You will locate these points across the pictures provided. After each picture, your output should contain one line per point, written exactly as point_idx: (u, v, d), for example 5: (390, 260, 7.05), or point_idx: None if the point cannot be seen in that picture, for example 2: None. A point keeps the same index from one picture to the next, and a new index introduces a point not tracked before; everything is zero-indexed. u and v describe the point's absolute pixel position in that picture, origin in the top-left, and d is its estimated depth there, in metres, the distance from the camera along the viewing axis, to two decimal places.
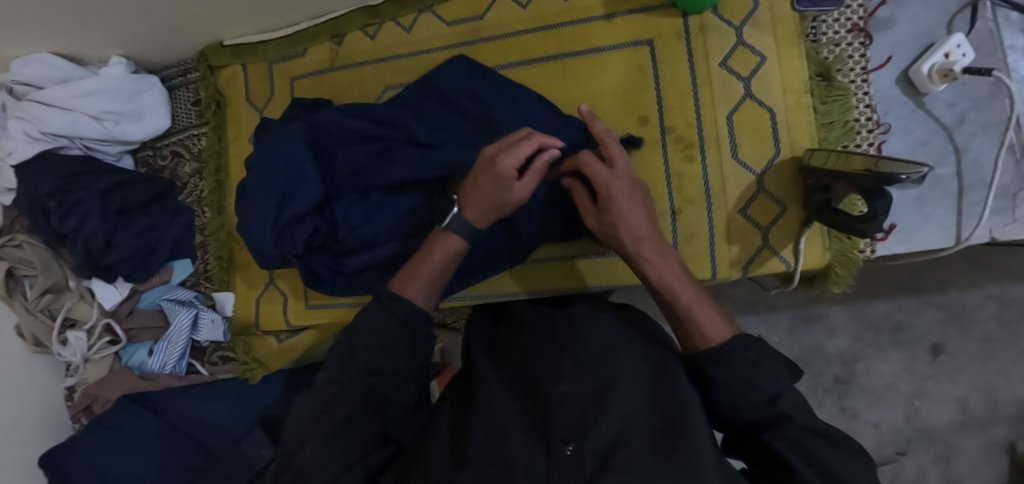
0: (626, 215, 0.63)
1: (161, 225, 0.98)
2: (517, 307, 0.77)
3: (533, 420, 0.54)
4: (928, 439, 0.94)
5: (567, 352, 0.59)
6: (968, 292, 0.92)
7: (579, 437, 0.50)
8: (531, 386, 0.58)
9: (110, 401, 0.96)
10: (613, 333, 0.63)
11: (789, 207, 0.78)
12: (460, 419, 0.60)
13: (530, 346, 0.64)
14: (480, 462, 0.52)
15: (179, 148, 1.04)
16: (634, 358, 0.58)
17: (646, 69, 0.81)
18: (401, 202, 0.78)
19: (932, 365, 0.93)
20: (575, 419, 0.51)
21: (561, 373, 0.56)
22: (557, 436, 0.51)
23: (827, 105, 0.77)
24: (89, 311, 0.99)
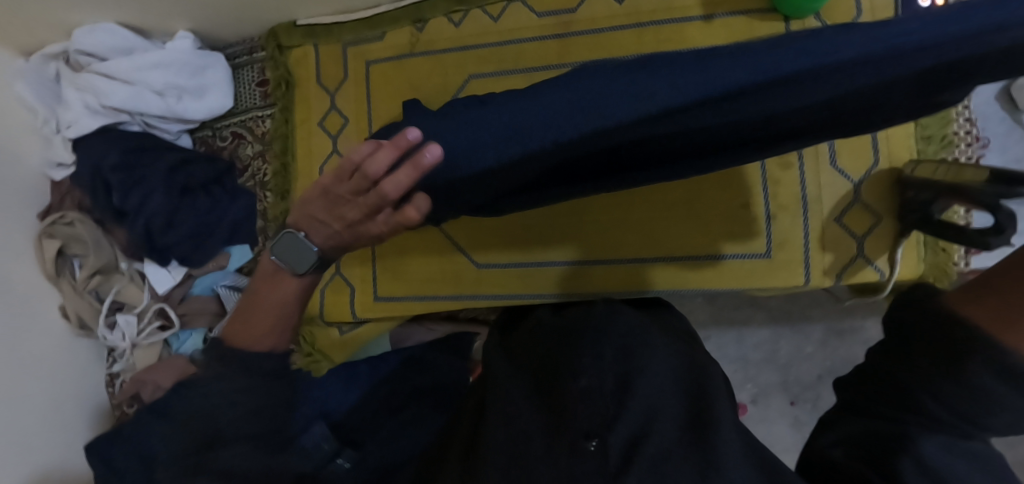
0: None
1: (221, 208, 0.94)
2: (536, 313, 0.74)
3: (547, 412, 0.51)
4: None
5: (586, 349, 0.57)
6: None
7: (601, 434, 0.47)
8: (548, 383, 0.55)
9: (160, 387, 0.91)
10: (629, 334, 0.60)
11: (884, 217, 0.77)
12: (474, 424, 0.57)
13: (547, 344, 0.62)
14: (497, 459, 0.48)
15: (240, 130, 1.00)
16: (655, 356, 0.56)
17: None
18: None
19: None
20: (596, 412, 0.49)
21: (580, 370, 0.54)
22: (578, 430, 0.47)
23: (927, 118, 0.77)
24: (139, 295, 0.95)
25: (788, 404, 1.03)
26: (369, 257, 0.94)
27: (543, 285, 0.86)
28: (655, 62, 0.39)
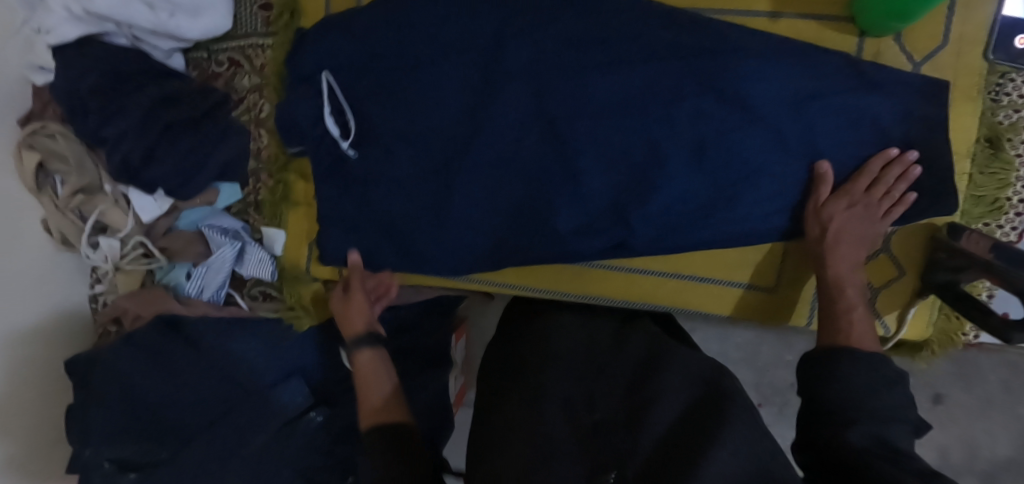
0: (870, 193, 0.69)
1: (210, 145, 0.86)
2: (550, 329, 0.77)
3: (573, 432, 0.58)
4: None
5: (611, 380, 0.64)
6: None
7: (619, 468, 0.53)
8: (577, 406, 0.61)
9: (140, 316, 0.91)
10: (641, 367, 0.65)
11: (907, 273, 0.73)
12: (498, 445, 0.61)
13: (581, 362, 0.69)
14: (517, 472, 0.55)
15: (237, 57, 0.90)
16: (672, 379, 0.61)
17: (803, 95, 0.72)
18: (624, 163, 0.78)
19: None
20: (617, 444, 0.55)
21: (599, 400, 0.61)
22: (598, 462, 0.54)
23: (984, 177, 0.70)
24: (124, 220, 0.92)
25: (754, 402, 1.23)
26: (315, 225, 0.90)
27: (569, 284, 0.86)
28: (697, 133, 0.75)
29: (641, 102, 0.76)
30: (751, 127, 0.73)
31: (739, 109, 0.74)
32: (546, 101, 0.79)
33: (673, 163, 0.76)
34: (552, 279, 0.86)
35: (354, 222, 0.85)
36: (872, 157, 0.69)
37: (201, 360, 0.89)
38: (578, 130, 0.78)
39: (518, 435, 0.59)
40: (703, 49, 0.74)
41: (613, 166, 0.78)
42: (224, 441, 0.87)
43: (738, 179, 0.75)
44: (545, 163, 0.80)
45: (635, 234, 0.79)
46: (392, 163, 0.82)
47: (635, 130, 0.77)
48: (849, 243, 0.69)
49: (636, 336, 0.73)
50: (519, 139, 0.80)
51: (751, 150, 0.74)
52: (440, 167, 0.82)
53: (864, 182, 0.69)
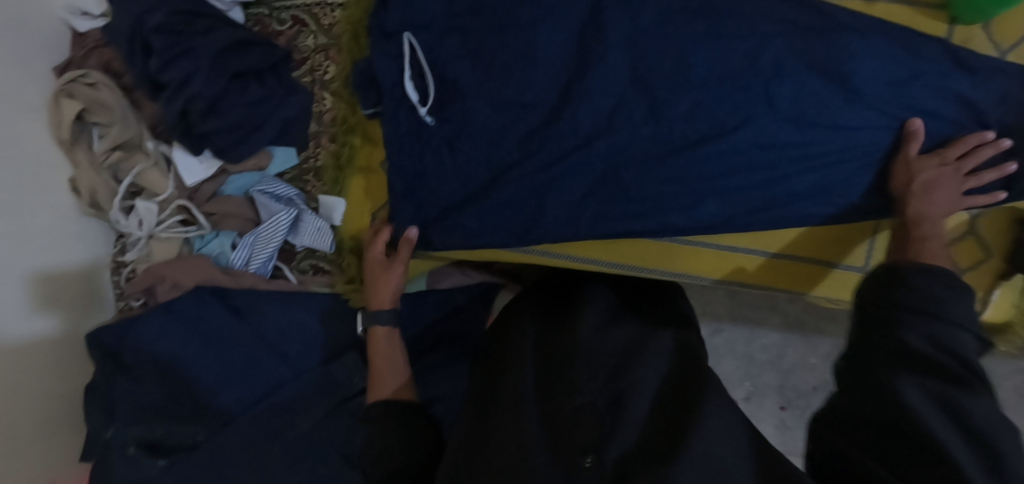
0: (963, 167, 0.70)
1: (276, 100, 0.83)
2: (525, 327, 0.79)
3: (549, 426, 0.60)
4: None
5: (585, 365, 0.66)
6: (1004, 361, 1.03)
7: (596, 452, 0.55)
8: (555, 397, 0.63)
9: (179, 286, 0.83)
10: (618, 355, 0.68)
11: (993, 255, 0.74)
12: (476, 447, 0.62)
13: (557, 352, 0.71)
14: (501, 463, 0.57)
15: (302, 15, 0.86)
16: (645, 372, 0.64)
17: (907, 75, 0.71)
18: (717, 132, 0.73)
19: None
20: (592, 431, 0.58)
21: (577, 387, 0.63)
22: (574, 448, 0.56)
23: None
24: (163, 182, 0.85)
25: (778, 407, 1.15)
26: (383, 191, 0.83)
27: (654, 261, 0.83)
28: (803, 106, 0.72)
29: (749, 73, 0.72)
30: (851, 105, 0.71)
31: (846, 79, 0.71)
32: (647, 70, 0.74)
33: (774, 136, 0.73)
34: (638, 253, 0.82)
35: (425, 187, 0.78)
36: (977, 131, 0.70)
37: (244, 333, 0.83)
38: (676, 96, 0.73)
39: (501, 431, 0.61)
40: (805, 22, 0.72)
41: (715, 135, 0.73)
42: (276, 417, 0.81)
43: (840, 157, 0.73)
44: (641, 138, 0.74)
45: (724, 203, 0.76)
46: (481, 127, 0.76)
47: (739, 99, 0.72)
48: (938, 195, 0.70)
49: (610, 323, 0.76)
50: (618, 103, 0.74)
51: (855, 126, 0.72)
52: (532, 131, 0.76)
53: (958, 150, 0.70)
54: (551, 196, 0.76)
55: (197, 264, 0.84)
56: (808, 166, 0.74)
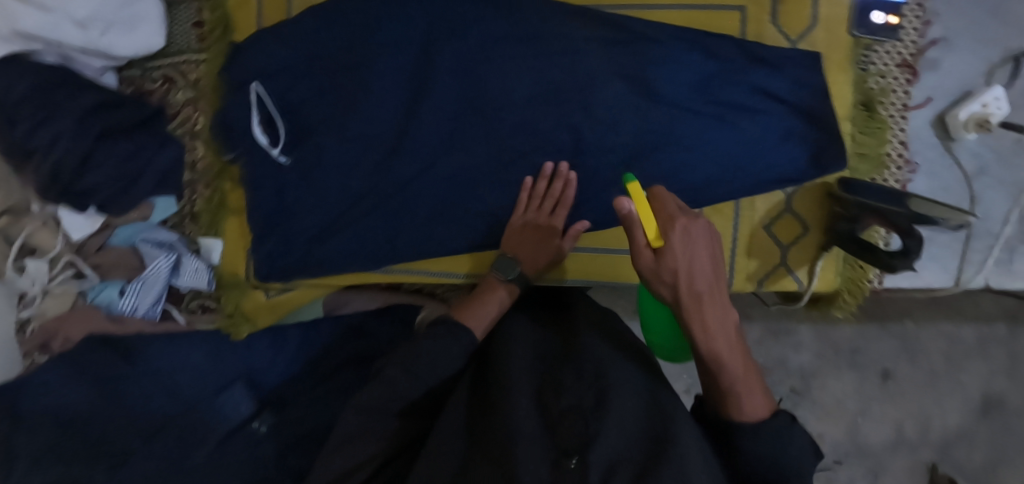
0: (693, 257, 0.61)
1: (147, 154, 0.90)
2: (516, 319, 0.79)
3: (540, 420, 0.60)
4: (863, 455, 1.31)
5: (571, 366, 0.67)
6: (924, 326, 1.29)
7: (581, 451, 0.55)
8: (546, 393, 0.65)
9: (70, 340, 0.88)
10: (598, 351, 0.70)
11: (812, 229, 0.79)
12: (470, 439, 0.63)
13: (543, 352, 0.72)
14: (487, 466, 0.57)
15: (171, 73, 0.93)
16: (623, 374, 0.66)
17: (700, 75, 0.79)
18: (541, 147, 0.83)
19: (882, 388, 1.30)
20: (578, 430, 0.58)
21: (565, 384, 0.65)
22: (562, 449, 0.56)
23: (865, 136, 0.78)
24: (53, 241, 0.91)
25: None
26: (247, 225, 0.89)
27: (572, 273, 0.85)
28: (608, 112, 0.81)
29: (559, 94, 0.82)
30: (653, 108, 0.80)
31: (644, 83, 0.80)
32: (474, 94, 0.84)
33: (590, 142, 0.82)
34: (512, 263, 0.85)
35: (289, 218, 0.86)
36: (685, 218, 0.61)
37: (137, 374, 0.87)
38: (500, 117, 0.83)
39: (493, 428, 0.61)
40: (605, 36, 0.81)
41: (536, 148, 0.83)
42: (169, 450, 0.83)
43: (652, 153, 0.80)
44: (475, 156, 0.84)
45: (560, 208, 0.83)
46: (333, 161, 0.85)
47: (551, 109, 0.82)
48: (712, 307, 0.61)
49: (591, 319, 0.78)
50: (452, 129, 0.84)
51: (658, 124, 0.80)
52: (382, 160, 0.85)
53: (669, 261, 0.60)
54: (401, 217, 0.85)
55: (84, 313, 0.90)
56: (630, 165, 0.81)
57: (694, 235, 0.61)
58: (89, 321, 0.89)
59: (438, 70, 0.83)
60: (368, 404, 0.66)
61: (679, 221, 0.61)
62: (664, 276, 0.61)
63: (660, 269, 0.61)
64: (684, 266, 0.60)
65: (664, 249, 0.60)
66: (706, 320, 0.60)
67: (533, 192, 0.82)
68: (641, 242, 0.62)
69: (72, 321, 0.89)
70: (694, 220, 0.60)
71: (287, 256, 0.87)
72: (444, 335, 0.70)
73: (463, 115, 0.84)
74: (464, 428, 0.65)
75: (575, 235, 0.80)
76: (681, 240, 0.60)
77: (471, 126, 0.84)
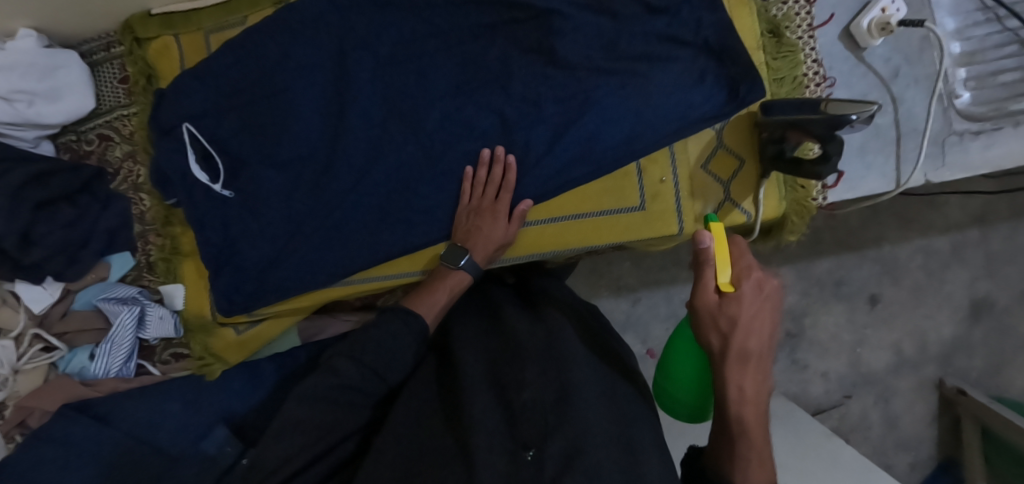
0: (756, 317, 0.61)
1: (90, 216, 0.91)
2: (472, 326, 0.85)
3: (502, 418, 0.65)
4: (870, 381, 1.46)
5: (535, 361, 0.72)
6: (899, 246, 1.44)
7: (539, 445, 0.60)
8: (507, 388, 0.69)
9: (48, 412, 0.88)
10: (553, 345, 0.75)
11: (747, 159, 0.81)
12: (434, 434, 0.67)
13: (507, 349, 0.77)
14: (451, 462, 0.61)
15: (107, 131, 0.95)
16: (578, 367, 0.71)
17: (608, 36, 0.81)
18: (473, 135, 0.83)
19: (872, 313, 1.46)
20: (537, 423, 0.63)
21: (526, 378, 0.69)
22: (522, 443, 0.61)
23: (779, 61, 0.80)
24: (14, 317, 0.90)
25: None
26: (201, 263, 0.89)
27: (526, 249, 0.85)
28: (528, 87, 0.82)
29: (483, 80, 0.84)
30: (571, 74, 0.82)
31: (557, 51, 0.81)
32: (397, 93, 0.85)
33: (515, 118, 0.83)
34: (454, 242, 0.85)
35: (236, 251, 0.86)
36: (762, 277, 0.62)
37: (112, 436, 0.86)
38: (423, 112, 0.84)
39: (460, 421, 0.66)
40: (513, 15, 0.83)
41: (471, 136, 0.83)
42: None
43: (579, 118, 0.81)
44: (408, 153, 0.85)
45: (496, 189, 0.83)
46: (273, 185, 0.85)
47: (472, 95, 0.84)
48: (754, 373, 0.61)
49: (551, 316, 0.84)
50: (382, 131, 0.85)
51: (578, 87, 0.81)
52: (320, 175, 0.85)
53: (733, 308, 0.61)
54: (354, 226, 0.85)
55: (52, 385, 0.89)
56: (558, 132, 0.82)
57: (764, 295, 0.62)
58: (60, 392, 0.88)
59: (359, 78, 0.85)
60: (322, 393, 0.68)
61: (755, 273, 0.62)
62: (721, 322, 0.62)
63: (721, 314, 0.62)
64: (749, 321, 0.61)
65: (733, 297, 0.61)
66: (745, 382, 0.61)
67: (476, 181, 0.82)
68: (709, 284, 0.64)
69: (45, 394, 0.88)
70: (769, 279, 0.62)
71: (240, 287, 0.86)
72: (397, 320, 0.76)
73: (392, 115, 0.85)
74: (428, 421, 0.69)
75: (520, 214, 0.81)
76: (752, 292, 0.62)
77: (400, 126, 0.85)
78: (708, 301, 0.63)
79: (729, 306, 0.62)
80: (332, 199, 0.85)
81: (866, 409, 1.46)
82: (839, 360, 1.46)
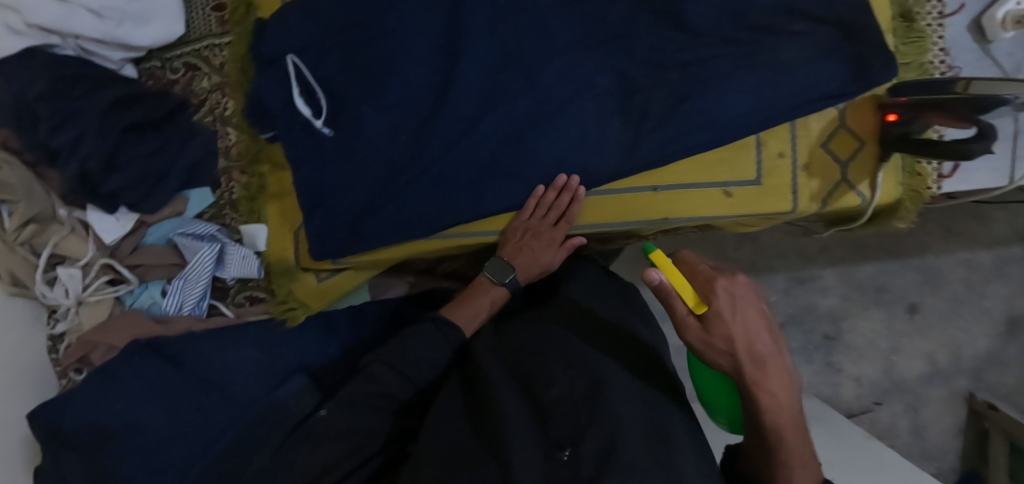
0: (749, 324, 0.61)
1: (173, 148, 0.86)
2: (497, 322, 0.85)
3: (531, 417, 0.64)
4: (901, 388, 1.40)
5: (558, 360, 0.71)
6: (942, 257, 1.39)
7: (574, 444, 0.60)
8: (535, 386, 0.68)
9: (115, 348, 0.83)
10: (577, 343, 0.75)
11: (867, 142, 0.80)
12: (464, 433, 0.65)
13: (529, 346, 0.76)
14: (483, 463, 0.60)
15: (194, 60, 0.90)
16: (607, 364, 0.70)
17: (741, 4, 0.79)
18: (594, 94, 0.80)
19: (910, 321, 1.40)
20: (570, 423, 0.62)
21: (553, 377, 0.69)
22: (556, 442, 0.61)
23: (906, 47, 0.79)
24: (83, 247, 0.85)
25: None
26: (290, 203, 0.85)
27: (633, 216, 0.82)
28: (653, 50, 0.80)
29: (605, 38, 0.81)
30: (698, 40, 0.79)
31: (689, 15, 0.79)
32: (513, 44, 0.81)
33: (637, 79, 0.80)
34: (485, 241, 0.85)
35: (328, 197, 0.81)
36: (733, 284, 0.62)
37: (185, 380, 0.83)
38: (532, 66, 0.81)
39: (487, 420, 0.65)
40: None
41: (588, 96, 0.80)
42: (223, 461, 0.78)
43: (704, 88, 0.78)
44: (520, 108, 0.80)
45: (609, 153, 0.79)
46: (372, 129, 0.81)
47: (593, 53, 0.80)
48: (775, 369, 0.61)
49: (577, 308, 0.83)
50: (494, 80, 0.81)
51: (703, 55, 0.79)
52: (424, 121, 0.81)
53: (716, 325, 0.61)
54: (460, 178, 0.80)
55: (121, 322, 0.85)
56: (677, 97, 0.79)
57: (739, 300, 0.62)
58: (129, 328, 0.84)
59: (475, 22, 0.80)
60: (357, 399, 0.70)
61: (720, 285, 0.62)
62: (717, 344, 0.61)
63: (711, 332, 0.61)
64: (741, 329, 0.61)
65: (712, 315, 0.61)
66: (771, 384, 0.61)
67: (541, 202, 0.80)
68: (683, 309, 0.63)
69: (114, 330, 0.84)
70: (736, 284, 0.61)
71: (331, 234, 0.81)
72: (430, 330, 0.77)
73: (505, 66, 0.81)
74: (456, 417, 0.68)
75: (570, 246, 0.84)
76: (727, 302, 0.61)
77: (513, 77, 0.81)
78: (693, 322, 0.62)
79: (710, 322, 0.61)
80: (435, 151, 0.80)
81: (895, 416, 1.40)
82: (873, 365, 1.41)
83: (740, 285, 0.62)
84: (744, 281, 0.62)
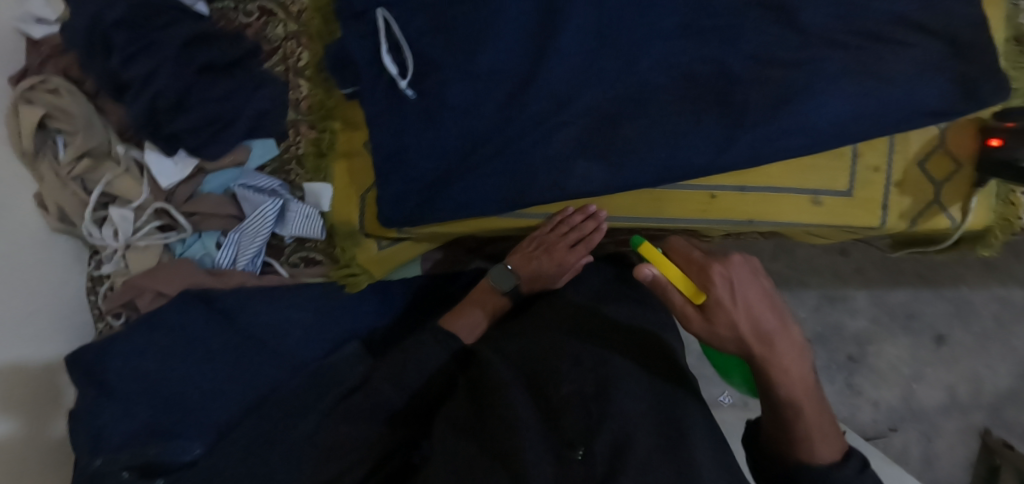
0: (753, 308, 0.55)
1: (242, 95, 0.82)
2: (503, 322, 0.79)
3: (539, 410, 0.57)
4: (916, 417, 1.31)
5: (567, 354, 0.64)
6: (976, 289, 1.30)
7: (587, 442, 0.53)
8: (542, 378, 0.61)
9: (162, 295, 0.80)
10: (587, 338, 0.68)
11: (965, 165, 0.78)
12: (466, 428, 0.58)
13: (534, 339, 0.69)
14: (485, 465, 0.53)
15: (268, 5, 0.85)
16: (621, 363, 0.63)
17: (854, 9, 0.76)
18: (694, 86, 0.78)
19: (935, 352, 1.31)
20: (582, 419, 0.55)
21: (562, 373, 0.61)
22: (566, 439, 0.54)
23: (1016, 71, 0.77)
24: (136, 188, 0.81)
25: None
26: (359, 164, 0.81)
27: (716, 215, 0.80)
28: (758, 47, 0.77)
29: (709, 28, 0.78)
30: (807, 40, 0.76)
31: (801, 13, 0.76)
32: (613, 24, 0.78)
33: (739, 74, 0.77)
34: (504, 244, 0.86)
35: (402, 162, 0.78)
36: (727, 268, 0.55)
37: (236, 336, 0.80)
38: (629, 50, 0.78)
39: (489, 417, 0.58)
40: None
41: (684, 87, 0.78)
42: None
43: (809, 90, 0.75)
44: (613, 92, 0.78)
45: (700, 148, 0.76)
46: (458, 96, 0.77)
47: (695, 44, 0.78)
48: (788, 350, 0.56)
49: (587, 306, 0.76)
50: (590, 61, 0.78)
51: (811, 56, 0.76)
52: (512, 94, 0.78)
53: (722, 318, 0.55)
54: (542, 156, 0.77)
55: (170, 269, 0.81)
56: (780, 96, 0.75)
57: (737, 282, 0.55)
58: (181, 275, 0.81)
59: None
60: (353, 412, 0.64)
61: (715, 271, 0.55)
62: (722, 333, 0.55)
63: (715, 324, 0.55)
64: (749, 316, 0.54)
65: (713, 306, 0.55)
66: (786, 363, 0.56)
67: (565, 220, 0.81)
68: (679, 300, 0.57)
69: (162, 277, 0.80)
70: (732, 268, 0.55)
71: (403, 201, 0.78)
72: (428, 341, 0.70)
73: (602, 46, 0.78)
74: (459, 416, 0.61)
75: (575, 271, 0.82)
76: (727, 290, 0.54)
77: (610, 60, 0.78)
78: (691, 312, 0.56)
79: (712, 314, 0.55)
80: (522, 126, 0.78)
81: (908, 443, 1.30)
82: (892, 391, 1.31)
83: (738, 264, 0.56)
84: (744, 261, 0.56)
